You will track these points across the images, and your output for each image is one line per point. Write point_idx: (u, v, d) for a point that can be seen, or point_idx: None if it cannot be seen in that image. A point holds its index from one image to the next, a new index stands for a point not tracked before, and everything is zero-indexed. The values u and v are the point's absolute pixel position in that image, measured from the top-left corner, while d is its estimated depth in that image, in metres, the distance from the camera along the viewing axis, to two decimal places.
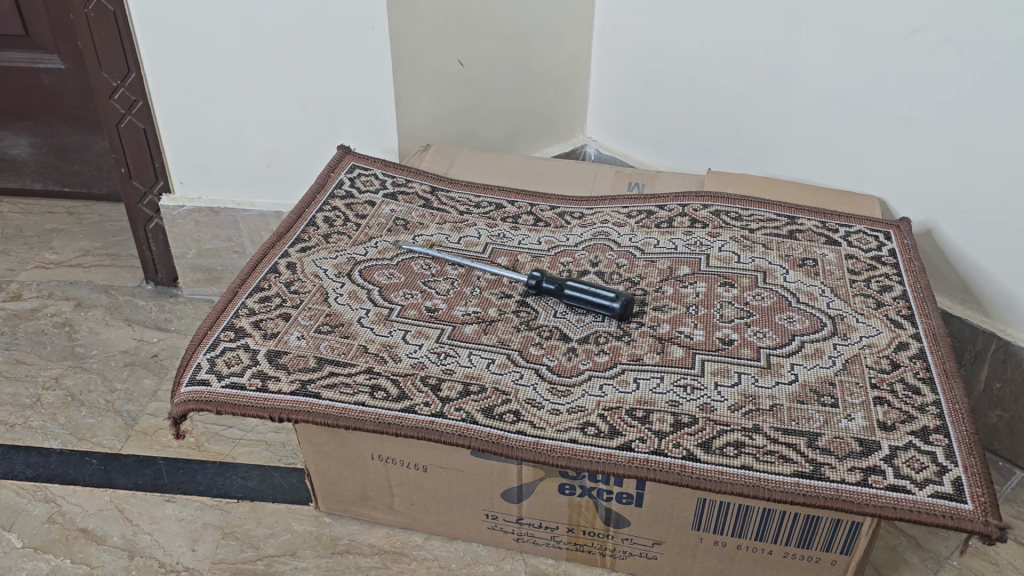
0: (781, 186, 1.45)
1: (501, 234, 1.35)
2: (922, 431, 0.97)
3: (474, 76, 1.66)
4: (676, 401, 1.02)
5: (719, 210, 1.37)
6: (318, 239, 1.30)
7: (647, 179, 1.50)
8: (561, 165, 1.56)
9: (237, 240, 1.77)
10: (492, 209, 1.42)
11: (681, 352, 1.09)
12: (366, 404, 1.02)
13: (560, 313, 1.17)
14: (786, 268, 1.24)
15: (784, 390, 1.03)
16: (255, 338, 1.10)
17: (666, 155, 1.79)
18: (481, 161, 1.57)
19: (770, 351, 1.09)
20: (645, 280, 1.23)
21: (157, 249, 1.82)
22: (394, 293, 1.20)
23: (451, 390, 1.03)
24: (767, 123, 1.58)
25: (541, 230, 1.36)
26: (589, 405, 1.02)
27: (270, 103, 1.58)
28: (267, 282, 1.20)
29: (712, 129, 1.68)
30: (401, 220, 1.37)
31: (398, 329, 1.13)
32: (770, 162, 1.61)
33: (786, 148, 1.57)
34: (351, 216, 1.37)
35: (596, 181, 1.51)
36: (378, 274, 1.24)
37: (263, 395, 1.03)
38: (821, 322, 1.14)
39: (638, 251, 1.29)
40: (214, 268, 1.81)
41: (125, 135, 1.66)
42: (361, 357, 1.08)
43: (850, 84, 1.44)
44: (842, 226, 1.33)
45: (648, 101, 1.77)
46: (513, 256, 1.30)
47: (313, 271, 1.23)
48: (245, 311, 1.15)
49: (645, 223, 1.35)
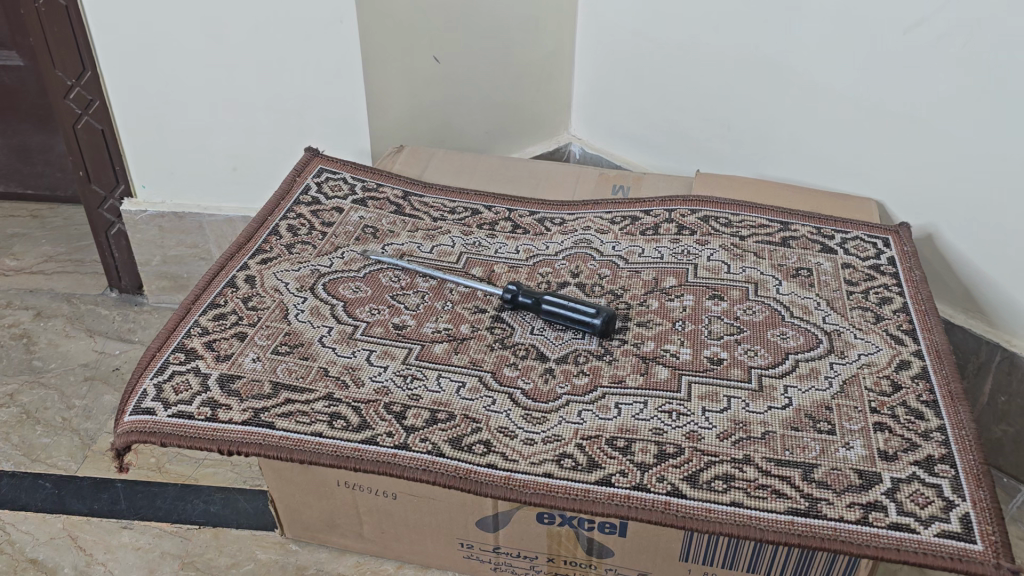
0: (773, 189, 1.37)
1: (476, 243, 1.27)
2: (926, 461, 0.90)
3: (451, 72, 1.57)
4: (661, 428, 0.94)
5: (707, 215, 1.29)
6: (280, 249, 1.22)
7: (632, 182, 1.42)
8: (542, 167, 1.48)
9: (203, 246, 1.68)
10: (468, 214, 1.34)
11: (666, 374, 1.01)
12: (324, 435, 0.93)
13: (538, 329, 1.09)
14: (779, 278, 1.16)
15: (777, 416, 0.95)
16: (207, 361, 1.02)
17: (653, 153, 1.71)
18: (458, 163, 1.48)
19: (761, 371, 1.01)
20: (629, 292, 1.15)
21: (120, 255, 1.73)
22: (360, 309, 1.12)
23: (417, 418, 0.95)
24: (760, 121, 1.50)
25: (520, 238, 1.29)
26: (566, 434, 0.93)
27: (235, 102, 1.50)
28: (223, 298, 1.12)
29: (701, 127, 1.60)
30: (370, 227, 1.29)
31: (362, 350, 1.05)
32: (761, 162, 1.53)
33: (779, 148, 1.49)
34: (316, 224, 1.28)
35: (578, 184, 1.43)
36: (344, 287, 1.16)
37: (211, 426, 0.94)
38: (816, 339, 1.06)
39: (622, 260, 1.21)
40: (180, 275, 1.73)
41: (82, 136, 1.57)
42: (320, 382, 0.99)
43: (847, 82, 1.36)
44: (838, 233, 1.26)
45: (634, 97, 1.69)
46: (488, 266, 1.22)
47: (273, 285, 1.15)
48: (198, 329, 1.07)
49: (629, 230, 1.27)
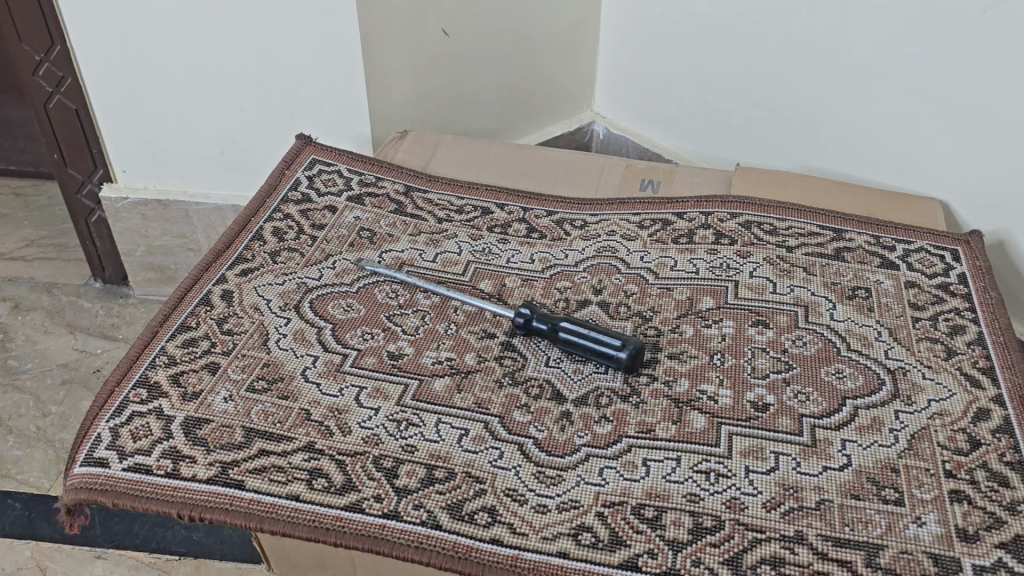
0: (822, 187, 1.21)
1: (486, 249, 1.12)
2: (1015, 544, 0.75)
3: (461, 47, 1.41)
4: (696, 495, 0.80)
5: (750, 220, 1.13)
6: (264, 258, 1.08)
7: (663, 177, 1.27)
8: (562, 157, 1.32)
9: (190, 236, 1.55)
10: (478, 214, 1.19)
11: (703, 422, 0.87)
12: (301, 499, 0.80)
13: (554, 361, 0.95)
14: (833, 301, 1.01)
15: (834, 480, 0.81)
16: (172, 401, 0.88)
17: (684, 137, 1.54)
18: (468, 152, 1.33)
19: (814, 421, 0.86)
20: (659, 316, 1.00)
21: (102, 244, 1.60)
22: (350, 333, 0.98)
23: (411, 477, 0.82)
24: (810, 104, 1.33)
25: (535, 244, 1.13)
26: (585, 500, 0.80)
27: (221, 81, 1.35)
28: (195, 320, 0.98)
29: (740, 109, 1.43)
30: (366, 230, 1.14)
31: (351, 386, 0.91)
32: (807, 151, 1.37)
33: (830, 136, 1.33)
34: (306, 226, 1.13)
35: (602, 177, 1.27)
36: (333, 306, 1.02)
37: (172, 484, 0.81)
38: (878, 379, 0.91)
39: (651, 274, 1.06)
40: (167, 266, 1.60)
41: (55, 116, 1.43)
42: (301, 429, 0.86)
43: (913, 65, 1.19)
44: (900, 243, 1.10)
45: (666, 73, 1.52)
46: (499, 279, 1.07)
47: (253, 302, 1.01)
48: (164, 359, 0.93)
49: (660, 236, 1.12)
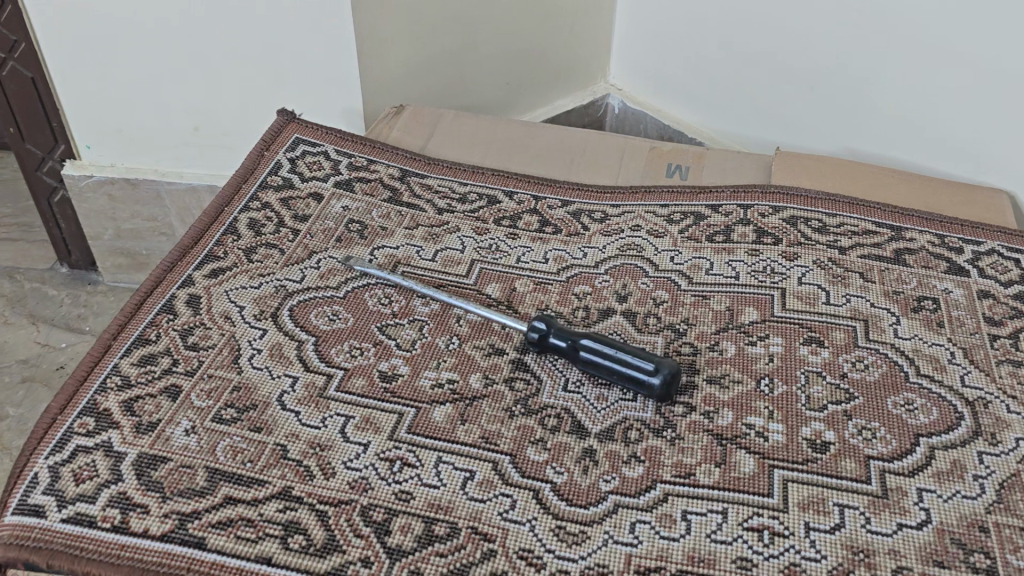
0: (874, 175, 1.07)
1: (492, 245, 0.98)
2: None
3: (465, 10, 1.25)
4: (747, 559, 0.67)
5: (795, 214, 0.99)
6: (237, 255, 0.93)
7: (692, 161, 1.12)
8: (578, 136, 1.17)
9: (163, 220, 1.41)
10: (483, 202, 1.04)
11: (752, 465, 0.74)
12: (273, 563, 0.67)
13: (573, 385, 0.81)
14: (896, 314, 0.87)
15: (912, 541, 0.68)
16: (123, 434, 0.75)
17: (710, 113, 1.39)
18: (471, 130, 1.17)
19: (884, 465, 0.73)
20: (694, 330, 0.86)
21: (66, 226, 1.46)
22: (336, 348, 0.84)
23: (405, 533, 0.69)
24: (859, 79, 1.18)
25: (549, 239, 0.99)
26: (615, 564, 0.67)
27: (195, 47, 1.20)
28: (154, 331, 0.84)
29: (777, 83, 1.28)
30: (356, 222, 0.99)
31: (337, 416, 0.77)
32: (852, 132, 1.22)
33: (880, 115, 1.18)
34: (287, 217, 0.99)
35: (623, 161, 1.12)
36: (316, 314, 0.87)
37: (118, 542, 0.68)
38: (954, 412, 0.77)
39: (684, 278, 0.92)
40: (138, 252, 1.46)
41: (9, 85, 1.28)
42: (275, 471, 0.73)
43: (985, 36, 1.03)
44: (969, 244, 0.95)
45: (693, 42, 1.36)
46: (508, 282, 0.93)
47: (223, 309, 0.87)
48: (116, 381, 0.79)
49: (692, 233, 0.98)
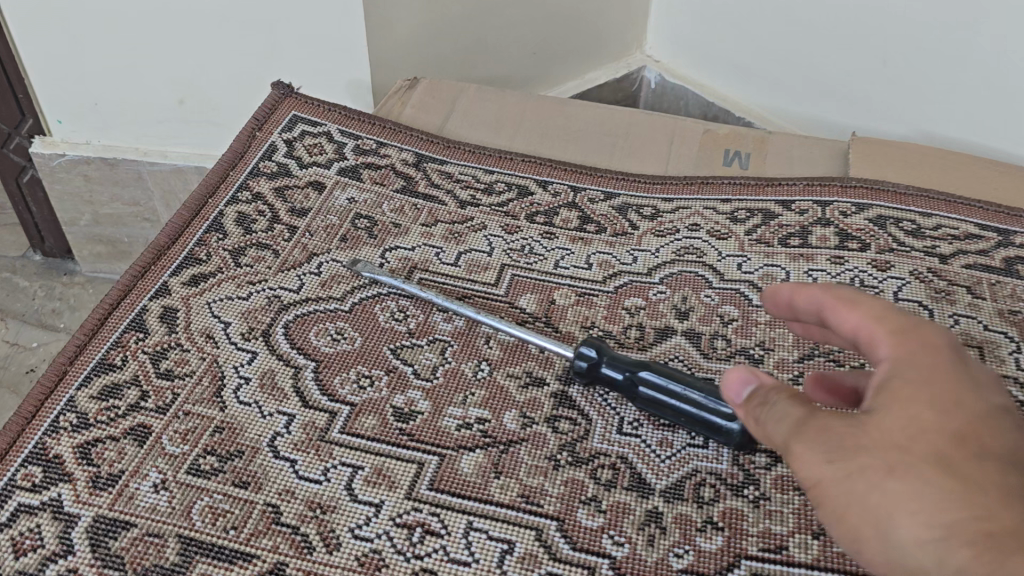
0: (970, 165, 0.91)
1: (525, 246, 0.83)
2: None
3: None
4: None
5: (883, 214, 0.84)
6: (222, 258, 0.78)
7: (753, 146, 0.97)
8: (620, 115, 1.01)
9: (146, 204, 1.26)
10: (512, 194, 0.89)
11: None
12: None
13: (630, 426, 0.67)
14: (1017, 340, 0.72)
15: None
16: (77, 490, 0.60)
17: (763, 88, 1.23)
18: (496, 108, 1.02)
19: None
20: (774, 357, 0.71)
21: (38, 210, 1.31)
22: (340, 377, 0.69)
23: None
24: (944, 51, 1.02)
25: (592, 239, 0.84)
26: None
27: (177, 8, 1.03)
28: (119, 354, 0.69)
29: (843, 56, 1.12)
30: (363, 218, 0.84)
31: (342, 466, 0.63)
32: (933, 113, 1.06)
33: (968, 94, 1.02)
34: (282, 211, 0.84)
35: (674, 146, 0.97)
36: (317, 333, 0.72)
37: None
38: None
39: (755, 291, 0.77)
40: (119, 239, 1.32)
41: None
42: (266, 540, 0.58)
43: None
44: None
45: (744, 9, 1.19)
46: (546, 293, 0.78)
47: (204, 326, 0.72)
48: (72, 418, 0.65)
49: (762, 235, 0.83)
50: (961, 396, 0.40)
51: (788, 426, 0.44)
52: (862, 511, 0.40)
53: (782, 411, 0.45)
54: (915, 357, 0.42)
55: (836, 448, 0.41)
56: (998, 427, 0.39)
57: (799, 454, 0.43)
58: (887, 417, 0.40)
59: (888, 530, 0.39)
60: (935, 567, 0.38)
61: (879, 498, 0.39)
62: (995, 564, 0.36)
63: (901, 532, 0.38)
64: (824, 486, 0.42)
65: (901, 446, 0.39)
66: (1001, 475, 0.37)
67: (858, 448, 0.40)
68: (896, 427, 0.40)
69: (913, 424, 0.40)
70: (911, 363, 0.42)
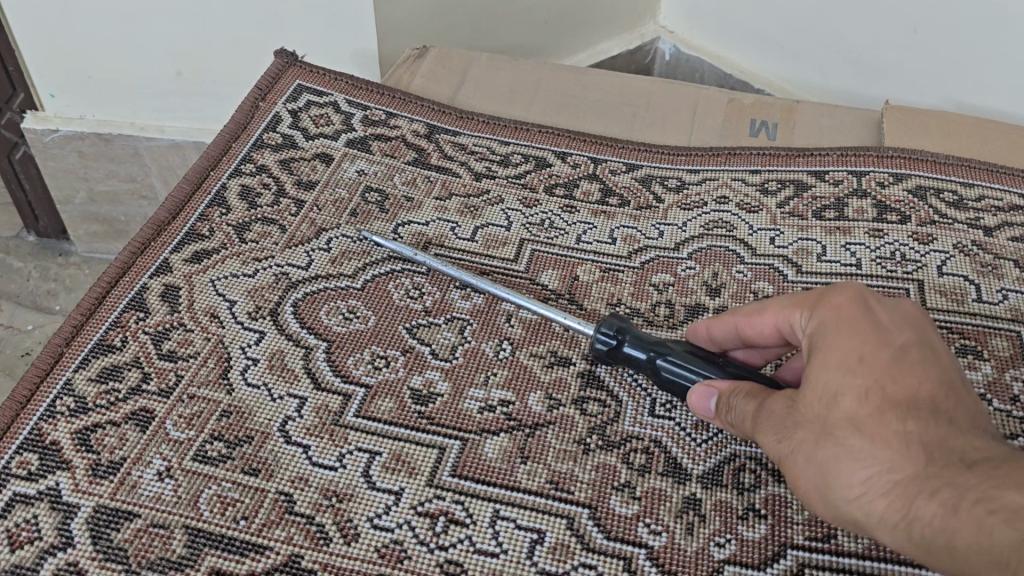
0: (1009, 135, 0.87)
1: (545, 220, 0.79)
2: None
3: None
4: None
5: (921, 185, 0.80)
6: (226, 234, 0.74)
7: (780, 116, 0.93)
8: (639, 85, 0.97)
9: (143, 181, 1.22)
10: (530, 166, 0.84)
11: None
12: None
13: (663, 408, 0.62)
14: None
15: None
16: (76, 478, 0.56)
17: (783, 59, 1.19)
18: (510, 77, 0.97)
19: None
20: None
21: (31, 188, 1.26)
22: (354, 357, 0.65)
23: None
24: (978, 18, 0.98)
25: (615, 213, 0.80)
26: None
27: None
28: (119, 335, 0.65)
29: (870, 24, 1.07)
30: (374, 191, 0.80)
31: (359, 452, 0.59)
32: (966, 81, 1.02)
33: (1002, 62, 0.98)
34: (288, 184, 0.80)
35: (697, 117, 0.93)
36: (327, 311, 0.68)
37: None
38: None
39: (790, 266, 0.73)
40: (115, 218, 1.28)
41: None
42: (280, 532, 0.54)
43: None
44: None
45: None
46: (569, 269, 0.74)
47: (209, 305, 0.68)
48: (69, 402, 0.61)
49: (795, 207, 0.79)
50: (866, 350, 0.45)
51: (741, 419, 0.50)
52: (808, 483, 0.46)
53: (741, 412, 0.50)
54: (823, 323, 0.48)
55: (771, 426, 0.47)
56: (904, 375, 0.44)
57: (760, 442, 0.48)
58: (808, 388, 0.46)
59: (831, 495, 0.45)
60: (868, 521, 0.43)
61: (817, 471, 0.45)
62: (904, 507, 0.41)
63: (840, 492, 0.44)
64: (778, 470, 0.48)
65: (823, 416, 0.45)
66: (902, 424, 0.42)
67: (798, 426, 0.46)
68: (816, 399, 0.45)
69: (828, 394, 0.45)
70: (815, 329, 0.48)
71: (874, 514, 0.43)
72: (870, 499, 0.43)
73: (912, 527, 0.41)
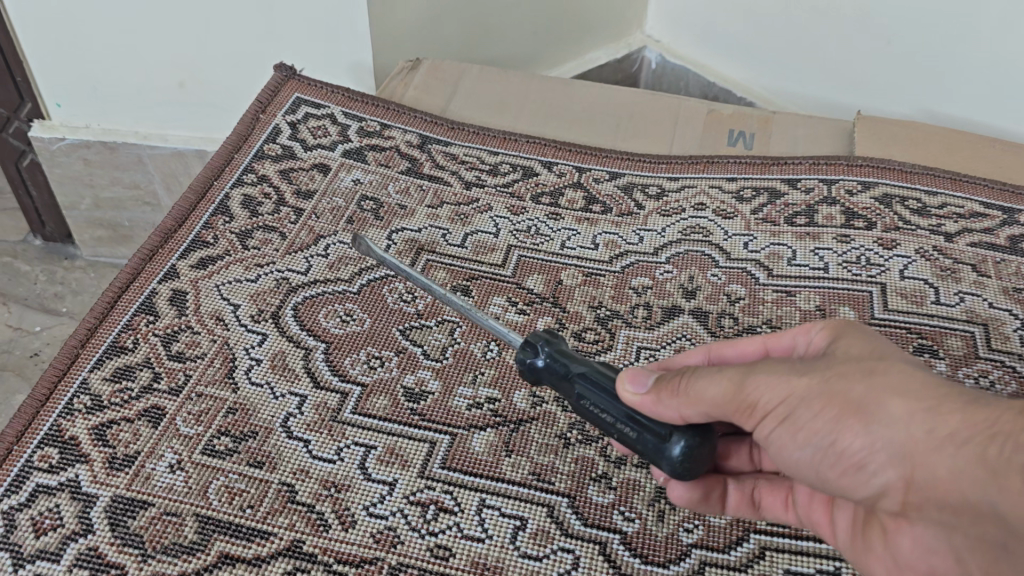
0: (973, 145, 0.92)
1: (532, 227, 0.83)
2: None
3: None
4: None
5: (887, 194, 0.84)
6: (230, 241, 0.79)
7: (757, 126, 0.97)
8: (624, 97, 1.01)
9: (147, 187, 1.26)
10: (517, 175, 0.89)
11: None
12: None
13: None
14: (1021, 316, 0.73)
15: None
16: (94, 470, 0.61)
17: (764, 69, 1.23)
18: (500, 89, 1.02)
19: None
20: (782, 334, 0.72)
21: (38, 194, 1.31)
22: (351, 358, 0.70)
23: None
24: (947, 31, 1.02)
25: (597, 220, 0.84)
26: None
27: None
28: (131, 337, 0.70)
29: (845, 36, 1.12)
30: (369, 200, 0.84)
31: (355, 446, 0.63)
32: (936, 91, 1.07)
33: (970, 73, 1.03)
34: (288, 193, 0.84)
35: (678, 127, 0.97)
36: (326, 314, 0.73)
37: None
38: None
39: (762, 270, 0.78)
40: (120, 223, 1.32)
41: None
42: (282, 519, 0.59)
43: None
44: None
45: None
46: (553, 273, 0.79)
47: (214, 308, 0.72)
48: (86, 401, 0.65)
49: (767, 214, 0.83)
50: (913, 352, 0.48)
51: (732, 371, 0.49)
52: (845, 405, 0.44)
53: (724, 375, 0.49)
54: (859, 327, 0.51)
55: (797, 367, 0.47)
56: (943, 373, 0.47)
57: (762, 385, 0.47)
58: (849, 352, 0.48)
59: (875, 413, 0.43)
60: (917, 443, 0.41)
61: (866, 389, 0.44)
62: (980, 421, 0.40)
63: (888, 414, 0.43)
64: (796, 404, 0.46)
65: (872, 358, 0.46)
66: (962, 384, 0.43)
67: (835, 368, 0.46)
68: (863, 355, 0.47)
69: (875, 355, 0.47)
70: (847, 323, 0.51)
71: (940, 428, 0.41)
72: (939, 410, 0.41)
73: (994, 434, 0.39)
